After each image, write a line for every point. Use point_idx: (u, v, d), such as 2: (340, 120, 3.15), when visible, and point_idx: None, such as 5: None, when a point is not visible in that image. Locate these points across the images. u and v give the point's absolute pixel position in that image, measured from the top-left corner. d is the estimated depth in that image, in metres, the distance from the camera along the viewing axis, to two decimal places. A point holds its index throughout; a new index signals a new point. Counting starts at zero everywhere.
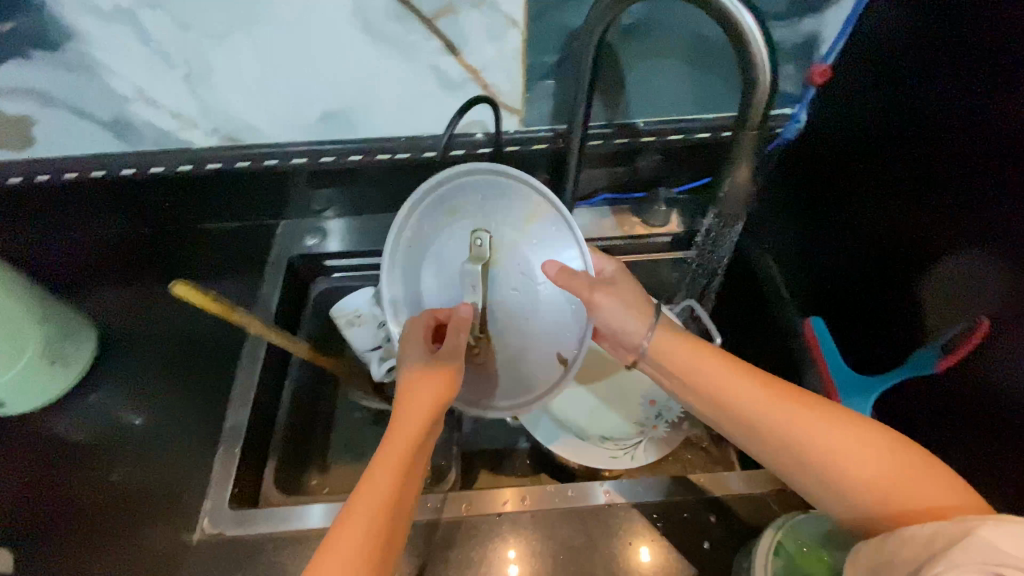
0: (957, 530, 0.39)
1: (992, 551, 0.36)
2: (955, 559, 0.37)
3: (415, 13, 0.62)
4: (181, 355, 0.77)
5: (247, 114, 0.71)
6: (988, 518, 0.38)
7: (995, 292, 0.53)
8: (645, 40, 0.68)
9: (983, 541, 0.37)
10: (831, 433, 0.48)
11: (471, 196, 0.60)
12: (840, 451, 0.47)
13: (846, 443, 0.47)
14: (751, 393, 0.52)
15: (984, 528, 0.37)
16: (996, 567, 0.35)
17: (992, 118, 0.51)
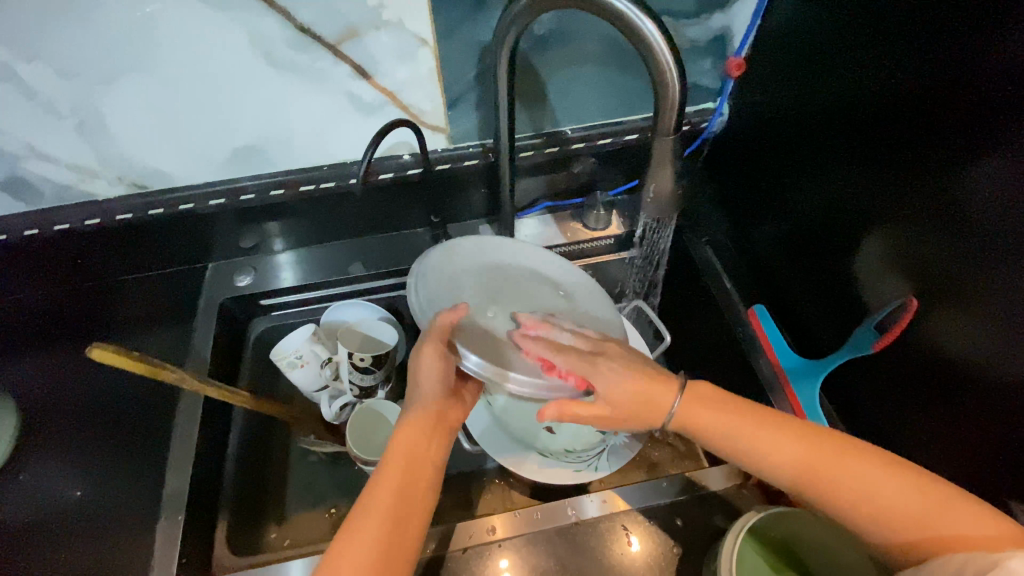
0: (986, 561, 0.42)
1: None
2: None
3: (317, 38, 0.60)
4: (110, 420, 0.71)
5: (153, 158, 0.68)
6: (1016, 551, 0.41)
7: (917, 268, 0.55)
8: (558, 48, 0.68)
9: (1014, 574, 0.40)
10: (872, 480, 0.48)
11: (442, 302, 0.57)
12: (882, 492, 0.48)
13: (885, 486, 0.48)
14: (785, 455, 0.50)
15: (1014, 561, 0.41)
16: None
17: (903, 103, 0.54)
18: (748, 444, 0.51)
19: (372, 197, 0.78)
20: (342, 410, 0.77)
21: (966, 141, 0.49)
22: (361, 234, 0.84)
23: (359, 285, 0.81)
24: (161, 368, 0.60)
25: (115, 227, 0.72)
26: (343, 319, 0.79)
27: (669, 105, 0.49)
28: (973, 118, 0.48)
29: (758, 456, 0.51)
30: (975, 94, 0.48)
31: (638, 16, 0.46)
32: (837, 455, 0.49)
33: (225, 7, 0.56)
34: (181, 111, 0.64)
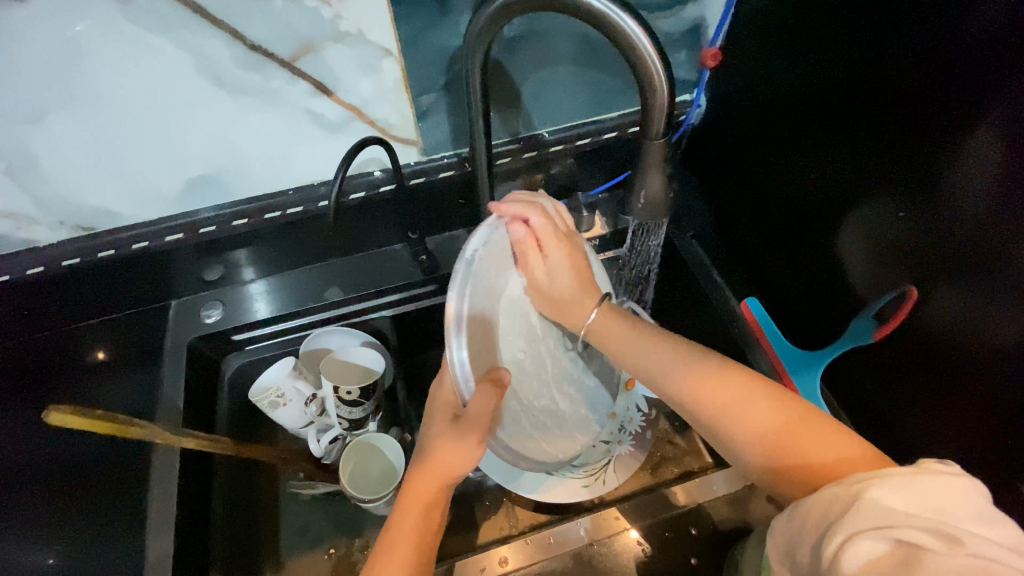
0: (849, 495, 0.38)
1: (887, 516, 0.36)
2: (852, 526, 0.36)
3: (268, 56, 0.55)
4: (74, 482, 0.65)
5: (96, 196, 0.62)
6: (876, 478, 0.38)
7: (911, 253, 0.54)
8: (529, 50, 0.65)
9: (876, 503, 0.37)
10: (791, 422, 0.46)
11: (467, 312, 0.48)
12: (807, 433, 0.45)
13: (808, 433, 0.45)
14: (733, 409, 0.48)
15: (873, 491, 0.37)
16: (893, 531, 0.35)
17: (884, 84, 0.52)
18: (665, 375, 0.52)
19: (344, 218, 0.74)
20: (332, 445, 0.72)
21: (949, 120, 0.48)
22: (334, 256, 0.79)
23: (338, 311, 0.76)
24: (130, 426, 0.55)
25: (61, 273, 0.66)
26: (325, 347, 0.74)
27: (658, 106, 0.47)
28: (953, 96, 0.47)
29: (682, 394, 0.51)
30: (954, 69, 0.46)
31: (618, 14, 0.44)
32: (797, 416, 0.46)
33: (163, 28, 0.51)
34: (122, 143, 0.58)
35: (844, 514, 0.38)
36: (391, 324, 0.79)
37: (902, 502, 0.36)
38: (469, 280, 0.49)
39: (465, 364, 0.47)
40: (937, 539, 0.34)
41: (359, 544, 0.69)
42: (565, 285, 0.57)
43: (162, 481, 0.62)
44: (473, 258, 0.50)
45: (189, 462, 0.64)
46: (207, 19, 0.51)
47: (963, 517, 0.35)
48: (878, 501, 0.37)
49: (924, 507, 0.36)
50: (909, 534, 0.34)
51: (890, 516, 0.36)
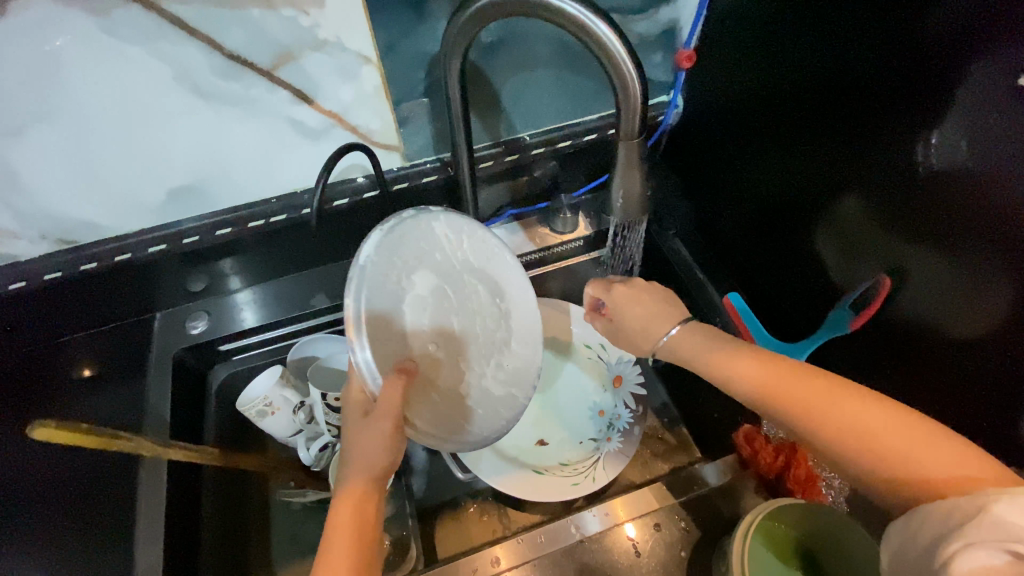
0: (970, 506, 0.34)
1: (1012, 530, 0.32)
2: (969, 535, 0.33)
3: (248, 66, 0.56)
4: (55, 499, 0.64)
5: (75, 209, 0.62)
6: (1007, 493, 0.33)
7: (884, 245, 0.56)
8: (507, 55, 0.66)
9: (1002, 520, 0.32)
10: (875, 415, 0.40)
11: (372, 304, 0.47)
12: (892, 437, 0.39)
13: (895, 431, 0.39)
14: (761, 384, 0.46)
15: (999, 505, 0.33)
16: (1014, 545, 0.31)
17: (854, 82, 0.54)
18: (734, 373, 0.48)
19: (328, 226, 0.74)
20: (321, 451, 0.72)
21: (917, 112, 0.49)
22: (320, 263, 0.79)
23: (324, 318, 0.77)
24: (115, 440, 0.57)
25: (43, 287, 0.66)
26: (313, 354, 0.74)
27: (631, 106, 0.48)
28: (918, 91, 0.49)
29: (739, 377, 0.48)
30: (918, 63, 0.48)
31: (590, 17, 0.45)
32: (839, 392, 0.42)
33: (141, 39, 0.51)
34: (102, 155, 0.58)
35: (962, 525, 0.34)
36: None
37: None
38: (367, 282, 0.47)
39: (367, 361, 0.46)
40: None
41: None
42: (641, 323, 0.58)
43: (149, 495, 0.61)
44: (374, 263, 0.47)
45: (177, 474, 0.64)
46: (185, 30, 0.52)
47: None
48: (1005, 517, 0.32)
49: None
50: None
51: (1015, 533, 0.32)
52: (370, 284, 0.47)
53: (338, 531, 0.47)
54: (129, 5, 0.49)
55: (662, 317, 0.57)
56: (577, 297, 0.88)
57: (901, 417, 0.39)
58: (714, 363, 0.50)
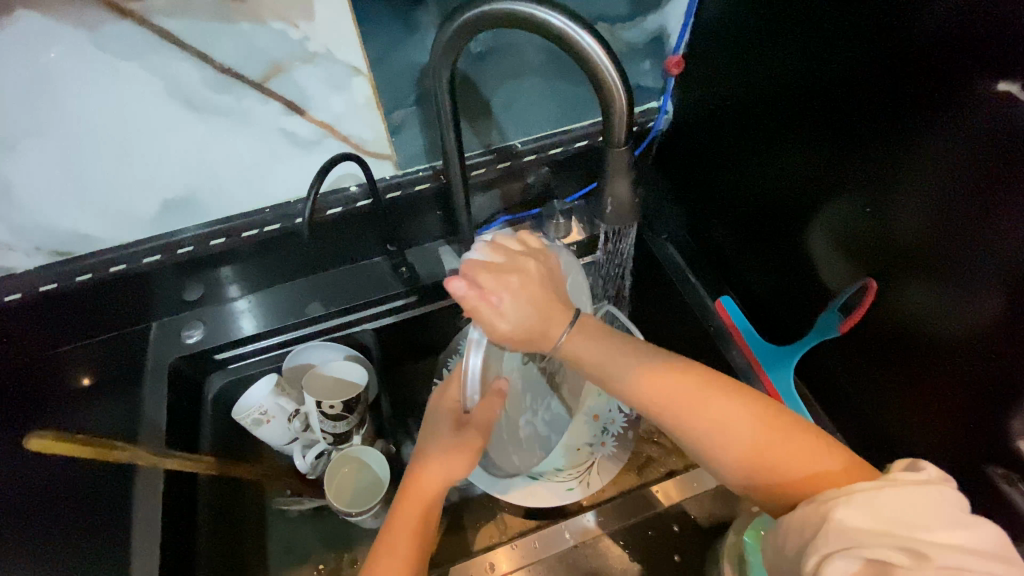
0: (817, 517, 0.40)
1: (857, 535, 0.38)
2: (826, 544, 0.39)
3: (239, 79, 0.56)
4: (51, 510, 0.64)
5: (70, 220, 0.63)
6: (844, 497, 0.40)
7: (872, 247, 0.57)
8: (497, 64, 0.67)
9: (845, 525, 0.39)
10: (809, 454, 0.46)
11: None
12: (791, 447, 0.46)
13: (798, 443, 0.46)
14: (710, 438, 0.47)
15: (840, 511, 0.39)
16: (861, 550, 0.37)
17: (840, 89, 0.55)
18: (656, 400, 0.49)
19: (322, 234, 0.75)
20: (317, 459, 0.73)
21: (901, 117, 0.50)
22: (315, 271, 0.80)
23: (320, 326, 0.77)
24: (109, 449, 0.58)
25: (38, 298, 0.66)
26: (307, 362, 0.75)
27: (617, 116, 0.48)
28: (903, 98, 0.49)
29: (703, 439, 0.48)
30: (900, 69, 0.49)
31: (574, 29, 0.45)
32: (766, 431, 0.47)
33: (132, 54, 0.52)
34: (95, 167, 0.59)
35: (816, 535, 0.40)
36: (374, 336, 0.80)
37: (869, 521, 0.38)
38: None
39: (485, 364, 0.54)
40: (904, 554, 0.37)
41: (349, 559, 0.69)
42: (527, 315, 0.49)
43: (145, 505, 0.61)
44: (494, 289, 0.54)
45: (174, 483, 0.64)
46: (177, 44, 0.52)
47: (925, 527, 0.38)
48: (847, 522, 0.39)
49: (892, 526, 0.38)
50: (878, 553, 0.37)
51: (854, 536, 0.38)
52: None
53: (405, 519, 0.54)
54: (121, 20, 0.50)
55: (552, 320, 0.50)
56: None
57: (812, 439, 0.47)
58: (654, 403, 0.49)
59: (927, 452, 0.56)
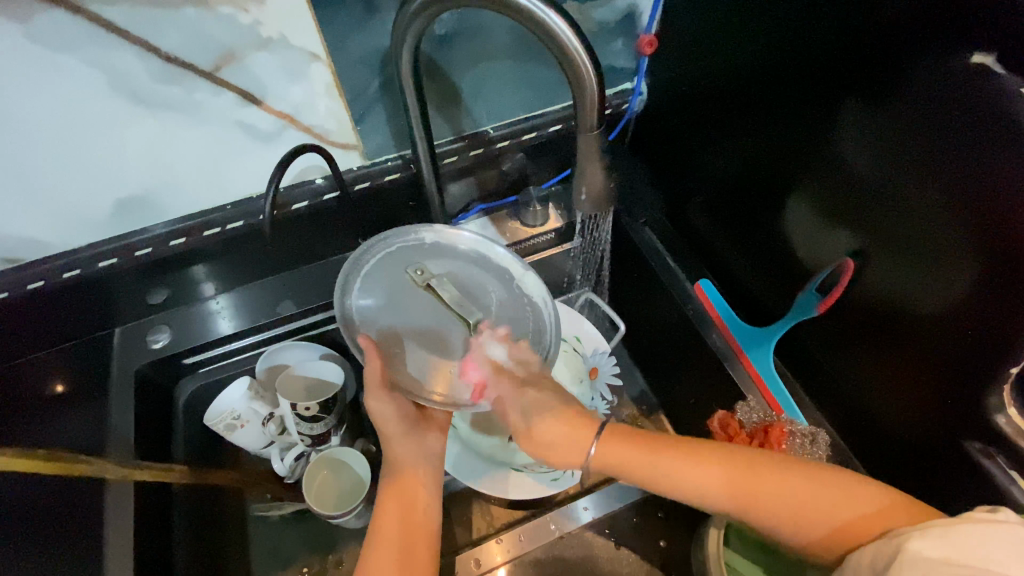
0: (892, 548, 0.42)
1: (931, 565, 0.39)
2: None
3: (188, 68, 0.53)
4: (12, 531, 0.61)
5: (15, 224, 0.59)
6: (917, 530, 0.41)
7: (847, 224, 0.56)
8: (463, 48, 0.64)
9: (918, 555, 0.40)
10: (838, 500, 0.47)
11: (389, 272, 0.58)
12: (794, 495, 0.49)
13: (828, 495, 0.48)
14: (694, 476, 0.51)
15: (914, 542, 0.41)
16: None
17: (807, 64, 0.55)
18: (677, 474, 0.52)
19: (290, 230, 0.72)
20: (297, 461, 0.71)
21: (871, 91, 0.50)
22: (286, 268, 0.77)
23: (292, 325, 0.74)
24: (79, 464, 0.56)
25: None
26: (283, 362, 0.72)
27: (588, 101, 0.47)
28: (876, 74, 0.49)
29: (696, 485, 0.51)
30: (870, 43, 0.48)
31: (540, 8, 0.43)
32: (760, 470, 0.50)
33: (69, 46, 0.48)
34: (39, 168, 0.55)
35: (891, 565, 0.41)
36: None
37: (945, 551, 0.39)
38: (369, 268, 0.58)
39: (422, 268, 0.58)
40: None
41: (334, 560, 0.68)
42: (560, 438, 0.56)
43: (115, 518, 0.59)
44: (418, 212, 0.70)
45: (145, 497, 0.61)
46: (116, 33, 0.49)
47: (1006, 562, 0.37)
48: (919, 551, 0.40)
49: (964, 555, 0.38)
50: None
51: (934, 566, 0.39)
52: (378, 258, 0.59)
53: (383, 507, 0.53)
54: (53, 9, 0.46)
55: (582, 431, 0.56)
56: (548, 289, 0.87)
57: (829, 481, 0.48)
58: (653, 471, 0.53)
59: (907, 431, 0.57)
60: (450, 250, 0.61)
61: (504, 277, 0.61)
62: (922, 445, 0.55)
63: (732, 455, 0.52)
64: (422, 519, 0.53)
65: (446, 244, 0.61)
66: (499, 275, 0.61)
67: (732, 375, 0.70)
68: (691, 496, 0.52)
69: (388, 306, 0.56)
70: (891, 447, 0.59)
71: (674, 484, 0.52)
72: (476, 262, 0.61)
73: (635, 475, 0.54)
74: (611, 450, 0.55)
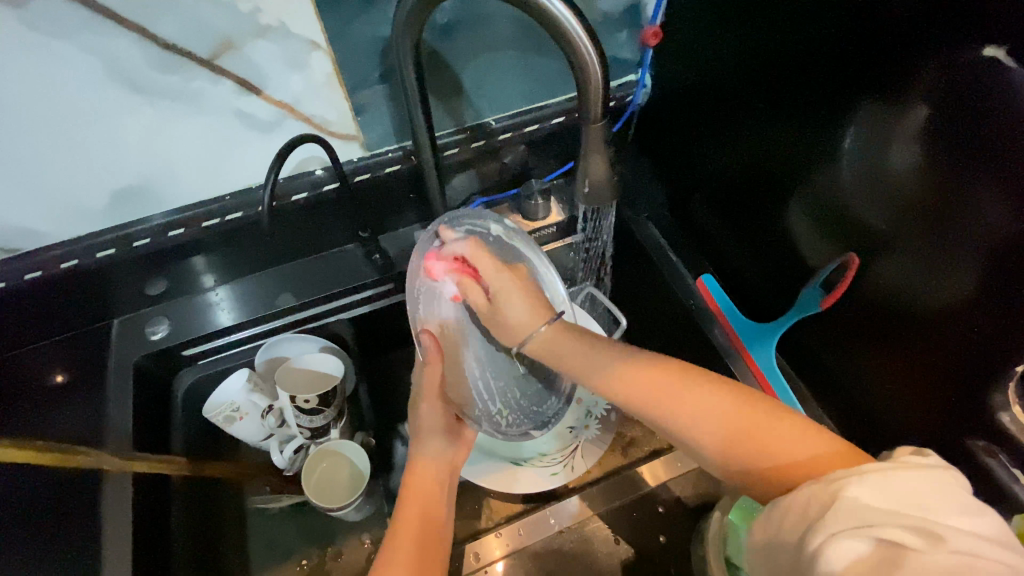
0: (826, 495, 0.37)
1: (866, 513, 0.35)
2: (832, 524, 0.35)
3: (186, 56, 0.52)
4: (9, 521, 0.61)
5: (11, 213, 0.58)
6: (854, 476, 0.37)
7: (851, 220, 0.56)
8: (465, 38, 0.63)
9: (855, 502, 0.35)
10: (801, 442, 0.42)
11: (456, 265, 0.61)
12: (774, 435, 0.43)
13: (795, 437, 0.43)
14: (701, 413, 0.46)
15: (851, 489, 0.36)
16: (875, 530, 0.33)
17: (813, 58, 0.54)
18: (606, 363, 0.52)
19: (290, 222, 0.71)
20: (296, 453, 0.71)
21: (878, 85, 0.49)
22: (286, 260, 0.76)
23: (292, 317, 0.74)
24: (70, 454, 0.58)
25: None
26: (283, 355, 0.72)
27: (592, 90, 0.46)
28: (883, 68, 0.48)
29: (696, 425, 0.46)
30: (878, 37, 0.47)
31: None
32: (764, 416, 0.45)
33: (63, 31, 0.48)
34: (34, 155, 0.55)
35: (823, 512, 0.36)
36: (349, 326, 0.77)
37: (882, 499, 0.35)
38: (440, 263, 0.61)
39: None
40: (918, 536, 0.33)
41: (332, 553, 0.68)
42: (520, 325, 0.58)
43: (112, 509, 0.59)
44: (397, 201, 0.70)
45: (142, 488, 0.61)
46: (112, 19, 0.48)
47: (952, 510, 0.34)
48: (858, 499, 0.35)
49: (905, 504, 0.34)
50: (889, 533, 0.33)
51: (867, 514, 0.35)
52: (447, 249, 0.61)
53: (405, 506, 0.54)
54: None
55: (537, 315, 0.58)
56: None
57: (806, 431, 0.43)
58: (639, 390, 0.49)
59: (911, 429, 0.56)
60: (517, 257, 0.63)
61: (552, 297, 0.62)
62: (926, 443, 0.55)
63: (761, 404, 0.46)
64: (439, 519, 0.54)
65: (514, 254, 0.63)
66: (550, 301, 0.63)
67: (732, 371, 0.69)
68: (650, 411, 0.49)
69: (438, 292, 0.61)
70: (894, 444, 0.59)
71: (683, 426, 0.47)
72: (537, 281, 0.63)
73: (625, 396, 0.50)
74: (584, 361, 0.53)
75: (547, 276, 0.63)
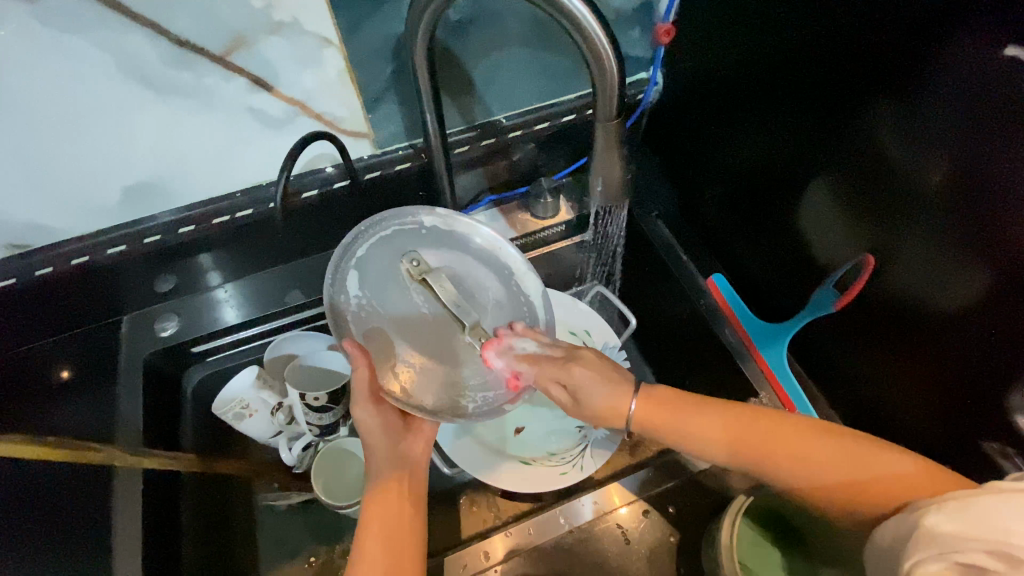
0: (909, 525, 0.41)
1: (944, 540, 0.39)
2: (925, 547, 0.40)
3: (198, 52, 0.52)
4: (20, 516, 0.61)
5: (23, 210, 0.58)
6: (935, 504, 0.41)
7: (867, 220, 0.55)
8: (477, 35, 0.63)
9: (933, 531, 0.40)
10: (856, 459, 0.47)
11: (378, 264, 0.55)
12: (814, 452, 0.47)
13: (851, 454, 0.47)
14: (713, 432, 0.50)
15: (930, 517, 0.40)
16: (954, 555, 0.38)
17: (828, 56, 0.53)
18: (695, 432, 0.50)
19: (299, 219, 0.71)
20: (303, 452, 0.71)
21: (896, 84, 0.48)
22: (295, 257, 0.76)
23: (301, 315, 0.74)
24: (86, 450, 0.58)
25: None
26: (289, 353, 0.72)
27: (608, 87, 0.45)
28: (902, 67, 0.47)
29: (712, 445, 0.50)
30: (897, 35, 0.47)
31: None
32: (793, 429, 0.49)
33: (77, 27, 0.48)
34: (46, 152, 0.54)
35: (907, 542, 0.41)
36: None
37: (959, 526, 0.38)
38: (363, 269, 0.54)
39: (419, 259, 0.54)
40: (997, 560, 0.36)
41: (341, 549, 0.68)
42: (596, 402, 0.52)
43: (124, 505, 0.59)
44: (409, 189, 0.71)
45: (153, 484, 0.61)
46: (126, 15, 0.48)
47: None
48: (936, 527, 0.40)
49: (981, 527, 0.37)
50: (968, 557, 0.37)
51: (947, 540, 0.39)
52: (369, 250, 0.55)
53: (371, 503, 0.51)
54: None
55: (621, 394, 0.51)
56: (558, 282, 0.86)
57: (855, 446, 0.47)
58: (668, 423, 0.51)
59: (925, 431, 0.56)
60: (449, 237, 0.57)
61: (505, 271, 0.57)
62: (940, 445, 0.55)
63: (771, 416, 0.49)
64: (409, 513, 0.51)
65: (449, 232, 0.57)
66: (500, 271, 0.57)
67: (742, 371, 0.69)
68: (680, 444, 0.51)
69: (376, 299, 0.54)
70: (906, 447, 0.58)
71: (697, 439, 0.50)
72: (479, 256, 0.57)
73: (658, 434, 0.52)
74: (642, 412, 0.51)
75: (490, 245, 0.57)
